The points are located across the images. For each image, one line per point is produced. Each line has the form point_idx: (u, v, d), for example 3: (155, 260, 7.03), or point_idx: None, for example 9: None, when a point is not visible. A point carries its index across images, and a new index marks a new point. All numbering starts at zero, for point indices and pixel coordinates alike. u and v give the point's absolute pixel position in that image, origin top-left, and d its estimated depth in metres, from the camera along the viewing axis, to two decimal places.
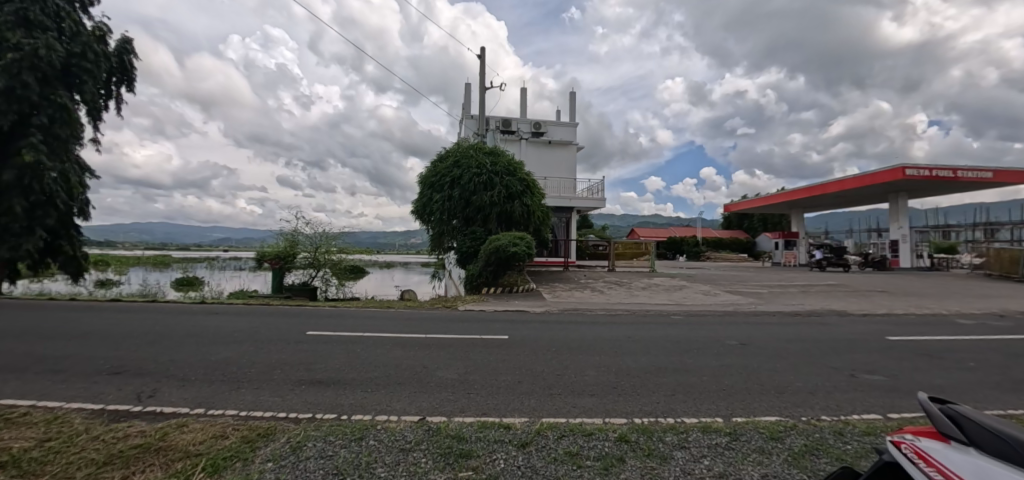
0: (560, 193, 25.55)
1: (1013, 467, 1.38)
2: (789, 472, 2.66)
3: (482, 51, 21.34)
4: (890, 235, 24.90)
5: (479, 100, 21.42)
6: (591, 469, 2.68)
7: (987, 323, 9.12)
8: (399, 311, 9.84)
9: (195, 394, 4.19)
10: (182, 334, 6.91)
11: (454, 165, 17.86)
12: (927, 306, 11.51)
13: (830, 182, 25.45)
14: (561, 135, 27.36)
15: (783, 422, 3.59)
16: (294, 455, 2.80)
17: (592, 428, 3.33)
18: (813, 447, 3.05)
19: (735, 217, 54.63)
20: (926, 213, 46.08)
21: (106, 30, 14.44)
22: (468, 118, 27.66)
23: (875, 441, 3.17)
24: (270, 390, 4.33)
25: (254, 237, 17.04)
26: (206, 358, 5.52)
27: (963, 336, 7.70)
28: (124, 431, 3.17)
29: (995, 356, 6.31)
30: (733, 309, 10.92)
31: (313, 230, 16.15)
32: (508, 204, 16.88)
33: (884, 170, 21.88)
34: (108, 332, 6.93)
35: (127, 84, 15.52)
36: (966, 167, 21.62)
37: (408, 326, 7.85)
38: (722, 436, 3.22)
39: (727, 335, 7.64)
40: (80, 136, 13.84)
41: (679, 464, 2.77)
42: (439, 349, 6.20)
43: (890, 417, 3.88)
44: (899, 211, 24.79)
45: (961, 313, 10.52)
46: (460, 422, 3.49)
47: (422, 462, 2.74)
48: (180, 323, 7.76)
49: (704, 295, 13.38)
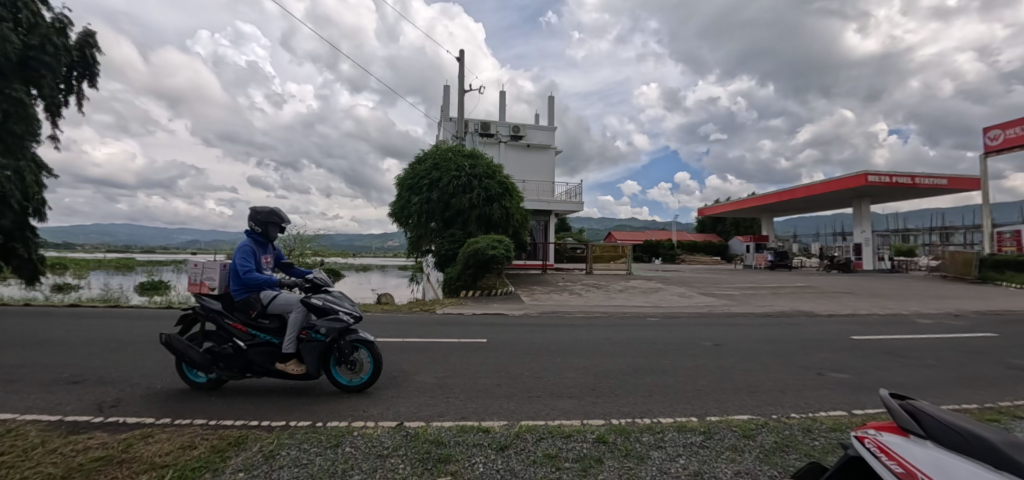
0: (540, 196, 25.83)
1: (991, 467, 1.43)
2: (762, 469, 2.75)
3: (461, 54, 21.48)
4: (854, 238, 26.03)
5: (458, 103, 21.42)
6: (569, 470, 2.71)
7: (943, 323, 9.63)
8: (377, 315, 9.72)
9: (162, 403, 4.04)
10: (148, 340, 6.65)
11: (433, 167, 17.76)
12: (890, 307, 12.06)
13: (799, 187, 26.42)
14: (540, 139, 27.55)
15: (754, 420, 3.69)
16: (268, 464, 2.72)
17: (571, 430, 3.36)
18: (784, 443, 3.16)
19: (709, 221, 56.07)
20: (888, 219, 48.27)
21: (67, 22, 13.81)
22: (446, 120, 27.56)
23: (840, 437, 3.31)
24: (241, 398, 4.19)
25: (224, 239, 16.53)
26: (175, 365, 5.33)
27: (922, 335, 8.10)
28: (84, 443, 3.02)
29: (951, 353, 6.68)
30: (708, 310, 11.21)
31: (287, 232, 15.76)
32: (487, 207, 16.90)
33: (848, 176, 22.86)
34: (66, 339, 6.57)
35: (89, 79, 14.81)
36: (923, 174, 22.75)
37: (387, 330, 7.76)
38: (697, 434, 3.30)
39: (701, 336, 7.82)
40: (37, 133, 13.08)
41: (657, 464, 2.82)
42: (417, 353, 6.14)
43: (854, 412, 4.06)
44: (862, 216, 25.91)
45: (920, 312, 11.07)
46: (439, 426, 3.45)
47: (400, 468, 2.70)
48: (146, 329, 7.44)
49: (680, 298, 13.63)
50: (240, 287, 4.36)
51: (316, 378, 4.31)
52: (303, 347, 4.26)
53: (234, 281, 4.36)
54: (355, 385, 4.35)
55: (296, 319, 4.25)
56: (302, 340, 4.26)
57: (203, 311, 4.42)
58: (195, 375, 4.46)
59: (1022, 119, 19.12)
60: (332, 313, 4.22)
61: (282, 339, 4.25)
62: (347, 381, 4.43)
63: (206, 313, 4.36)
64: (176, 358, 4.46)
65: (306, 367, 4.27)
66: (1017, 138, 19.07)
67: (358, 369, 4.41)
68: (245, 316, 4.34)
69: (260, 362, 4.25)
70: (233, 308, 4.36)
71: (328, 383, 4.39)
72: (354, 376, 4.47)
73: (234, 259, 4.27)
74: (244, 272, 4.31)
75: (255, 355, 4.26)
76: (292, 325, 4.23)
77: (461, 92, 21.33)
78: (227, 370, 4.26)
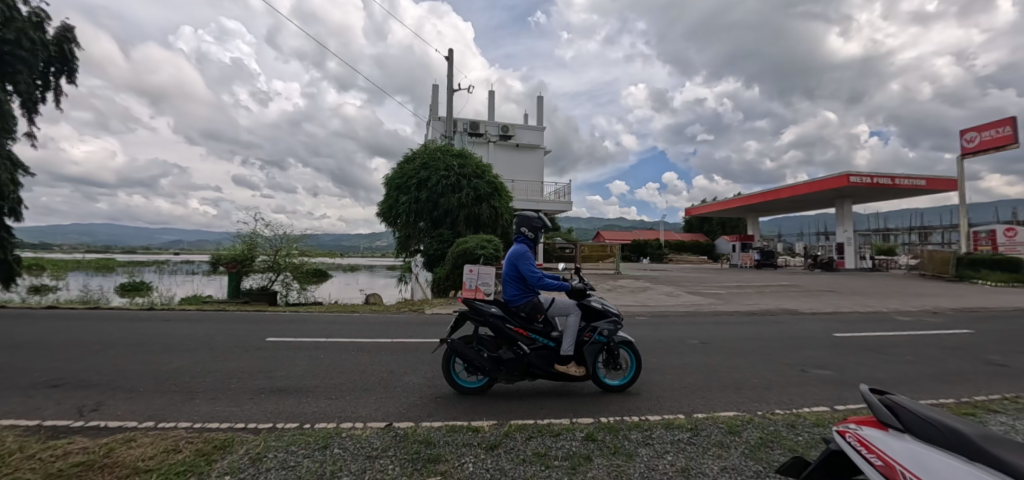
0: (529, 196, 25.87)
1: (965, 458, 1.48)
2: (747, 464, 2.80)
3: (450, 53, 21.43)
4: (837, 238, 26.56)
5: (447, 102, 21.35)
6: (559, 469, 2.72)
7: (922, 320, 9.90)
8: (365, 315, 9.64)
9: (145, 406, 3.96)
10: (131, 342, 6.51)
11: (421, 167, 17.68)
12: (871, 305, 12.34)
13: (784, 188, 26.88)
14: (529, 139, 27.59)
15: (740, 417, 3.76)
16: (255, 467, 2.69)
17: (560, 428, 3.38)
18: (769, 439, 3.22)
19: (696, 221, 56.72)
20: (870, 218, 49.35)
21: (44, 16, 13.43)
22: (435, 120, 27.45)
23: (822, 432, 3.38)
24: (226, 400, 4.12)
25: (208, 239, 16.24)
26: (158, 368, 5.23)
27: (902, 332, 8.32)
28: (64, 448, 2.95)
29: (929, 349, 6.87)
30: (695, 309, 11.36)
31: (274, 232, 15.55)
32: (476, 207, 16.89)
33: (831, 177, 23.33)
34: (44, 342, 6.40)
35: (67, 75, 14.42)
36: (903, 175, 23.31)
37: (375, 331, 7.72)
38: (684, 431, 3.35)
39: (688, 334, 7.93)
40: (13, 130, 12.70)
41: (645, 460, 2.85)
42: (404, 354, 6.11)
43: (836, 408, 4.15)
44: (845, 215, 26.46)
45: (899, 310, 11.36)
46: (428, 426, 3.45)
47: (390, 468, 2.69)
48: (128, 331, 7.29)
49: (668, 297, 13.78)
50: (518, 291, 4.42)
51: (592, 380, 4.45)
52: (585, 349, 4.39)
53: (511, 285, 4.41)
54: (620, 383, 4.55)
55: (575, 323, 4.38)
56: (583, 342, 4.41)
57: (478, 315, 4.33)
58: (461, 381, 4.43)
59: (997, 122, 19.70)
60: (608, 315, 4.44)
61: (562, 342, 4.35)
62: (609, 382, 4.61)
63: (486, 317, 4.27)
64: (443, 361, 4.42)
65: (585, 369, 4.40)
66: (993, 140, 19.65)
67: (622, 369, 4.59)
68: (523, 321, 4.33)
69: (541, 365, 4.30)
70: (511, 313, 4.34)
71: (595, 384, 4.53)
72: (615, 376, 4.64)
73: (517, 263, 4.33)
74: (524, 277, 4.38)
75: (536, 359, 4.32)
76: (573, 329, 4.36)
77: (450, 91, 21.27)
78: (508, 375, 4.29)
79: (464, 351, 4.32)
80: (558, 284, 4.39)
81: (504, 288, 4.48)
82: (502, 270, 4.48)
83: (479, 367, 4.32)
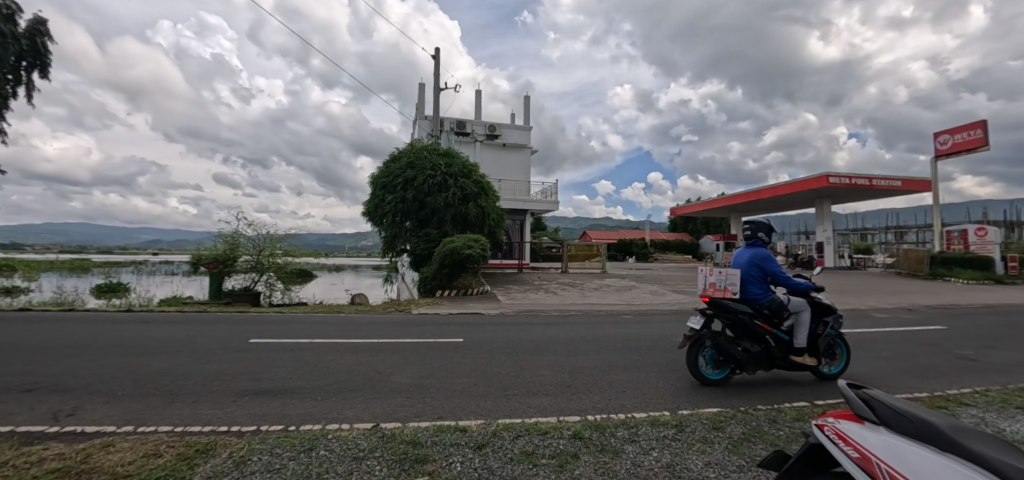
0: (515, 196, 25.90)
1: (935, 449, 1.54)
2: (730, 459, 2.86)
3: (436, 52, 21.33)
4: (817, 237, 27.18)
5: (434, 101, 21.25)
6: (547, 467, 2.74)
7: (898, 317, 10.20)
8: (351, 316, 9.54)
9: (123, 410, 3.86)
10: (109, 345, 6.35)
11: (408, 166, 17.56)
12: (850, 302, 12.68)
13: (766, 188, 27.40)
14: (516, 139, 27.60)
15: (723, 413, 3.83)
16: (239, 470, 2.65)
17: (548, 426, 3.40)
18: (751, 434, 3.29)
19: (681, 221, 57.42)
20: (848, 218, 50.60)
21: (15, 8, 12.97)
22: (421, 119, 27.28)
23: (803, 426, 3.47)
24: (209, 403, 4.05)
25: (188, 239, 15.87)
26: (137, 371, 5.10)
27: (878, 329, 8.57)
28: (38, 454, 2.86)
29: (905, 346, 7.09)
30: (680, 308, 11.52)
31: (256, 231, 15.29)
32: (463, 206, 16.84)
33: (811, 178, 23.86)
34: (16, 346, 6.18)
35: (39, 69, 13.96)
36: (880, 176, 23.98)
37: (360, 331, 7.65)
38: (670, 427, 3.40)
39: (673, 332, 8.05)
40: None
41: (631, 457, 2.89)
42: (391, 354, 6.07)
43: (816, 403, 4.26)
44: (824, 215, 27.11)
45: (876, 307, 11.69)
46: (415, 427, 3.44)
47: (377, 469, 2.68)
48: (105, 333, 7.09)
49: (653, 295, 13.95)
50: (761, 289, 4.83)
51: (817, 371, 4.98)
52: (814, 341, 4.90)
53: (756, 284, 4.81)
54: (835, 372, 5.12)
55: (807, 318, 4.80)
56: (816, 335, 4.91)
57: (726, 312, 4.70)
58: (706, 372, 4.84)
59: (969, 125, 20.38)
60: (832, 310, 4.96)
61: (795, 335, 4.81)
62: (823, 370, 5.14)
63: (737, 314, 4.65)
64: (692, 355, 4.78)
65: (815, 360, 4.89)
66: (965, 142, 20.34)
67: (835, 358, 5.10)
68: (766, 317, 4.76)
69: (784, 357, 4.77)
70: (758, 310, 4.75)
71: (815, 374, 5.05)
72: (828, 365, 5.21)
73: (766, 264, 4.72)
74: (767, 277, 4.80)
75: (776, 351, 4.77)
76: (807, 323, 4.79)
77: (436, 90, 21.16)
78: (757, 367, 4.73)
79: (716, 344, 4.76)
80: (799, 284, 4.82)
81: (746, 287, 4.85)
82: (744, 271, 4.86)
83: (728, 359, 4.76)
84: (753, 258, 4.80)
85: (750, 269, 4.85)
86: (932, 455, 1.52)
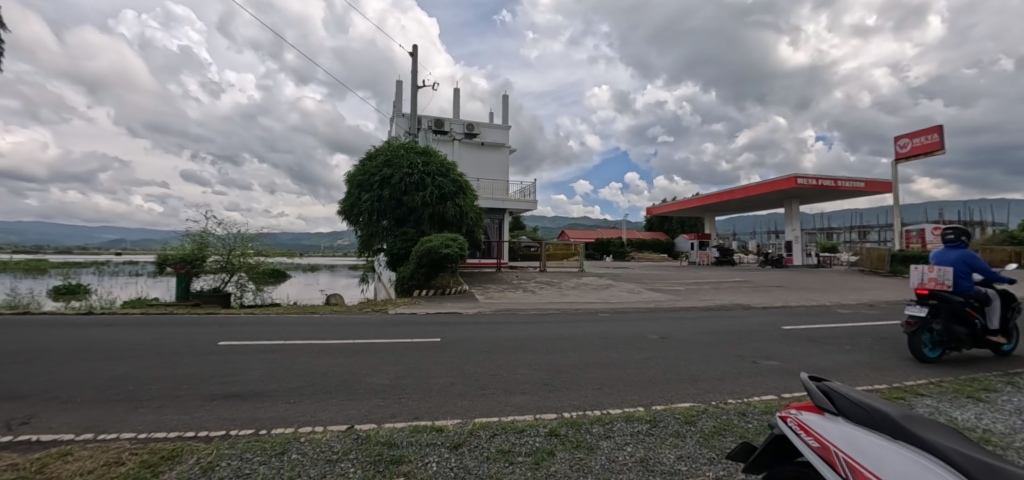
0: (494, 195, 25.89)
1: (888, 437, 1.63)
2: (701, 452, 2.95)
3: (414, 49, 21.10)
4: (786, 236, 28.14)
5: (412, 98, 21.02)
6: (523, 465, 2.76)
7: (860, 312, 10.68)
8: (325, 316, 9.36)
9: (82, 418, 3.69)
10: (66, 349, 6.03)
11: (384, 164, 17.32)
12: (816, 299, 13.20)
13: (738, 189, 28.20)
14: (494, 138, 27.58)
15: (695, 407, 3.94)
16: (206, 476, 2.58)
17: (524, 425, 3.43)
18: (721, 427, 3.39)
19: (657, 220, 58.47)
20: (815, 218, 52.54)
21: None
22: (398, 116, 26.92)
23: (770, 419, 3.60)
24: (175, 408, 3.91)
25: (153, 238, 15.22)
26: (97, 376, 4.86)
27: (842, 324, 8.96)
28: None
29: (866, 339, 7.45)
30: (655, 305, 11.76)
31: (227, 230, 14.79)
32: (441, 205, 16.74)
33: (781, 179, 24.68)
34: None
35: None
36: (844, 178, 25.03)
37: (335, 332, 7.51)
38: (643, 423, 3.48)
39: (649, 329, 8.20)
40: None
41: (606, 453, 2.94)
42: (367, 355, 5.99)
43: (783, 396, 4.43)
44: (792, 215, 28.09)
45: (840, 303, 12.20)
46: (391, 428, 3.42)
47: (351, 472, 2.65)
48: (61, 338, 6.73)
49: (629, 293, 14.20)
50: (968, 284, 5.85)
51: (1001, 348, 6.08)
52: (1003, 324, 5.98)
53: (966, 279, 5.83)
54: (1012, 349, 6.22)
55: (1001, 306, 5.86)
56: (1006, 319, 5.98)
57: (946, 302, 5.79)
58: (925, 351, 5.96)
59: (926, 130, 21.45)
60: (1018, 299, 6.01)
61: (990, 319, 5.87)
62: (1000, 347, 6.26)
63: (954, 303, 5.75)
64: (915, 336, 5.91)
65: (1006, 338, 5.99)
66: (922, 146, 21.40)
67: (1016, 340, 6.16)
68: (974, 305, 5.82)
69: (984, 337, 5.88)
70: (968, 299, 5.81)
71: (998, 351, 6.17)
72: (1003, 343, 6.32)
73: (974, 262, 5.75)
74: (974, 272, 5.81)
75: (980, 332, 5.86)
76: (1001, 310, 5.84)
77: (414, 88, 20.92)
78: (964, 345, 5.86)
79: (939, 328, 5.84)
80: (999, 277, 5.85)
81: (956, 281, 5.89)
82: (954, 268, 5.90)
83: (949, 340, 5.86)
84: (964, 257, 5.83)
85: (960, 266, 5.87)
86: (886, 444, 1.61)
